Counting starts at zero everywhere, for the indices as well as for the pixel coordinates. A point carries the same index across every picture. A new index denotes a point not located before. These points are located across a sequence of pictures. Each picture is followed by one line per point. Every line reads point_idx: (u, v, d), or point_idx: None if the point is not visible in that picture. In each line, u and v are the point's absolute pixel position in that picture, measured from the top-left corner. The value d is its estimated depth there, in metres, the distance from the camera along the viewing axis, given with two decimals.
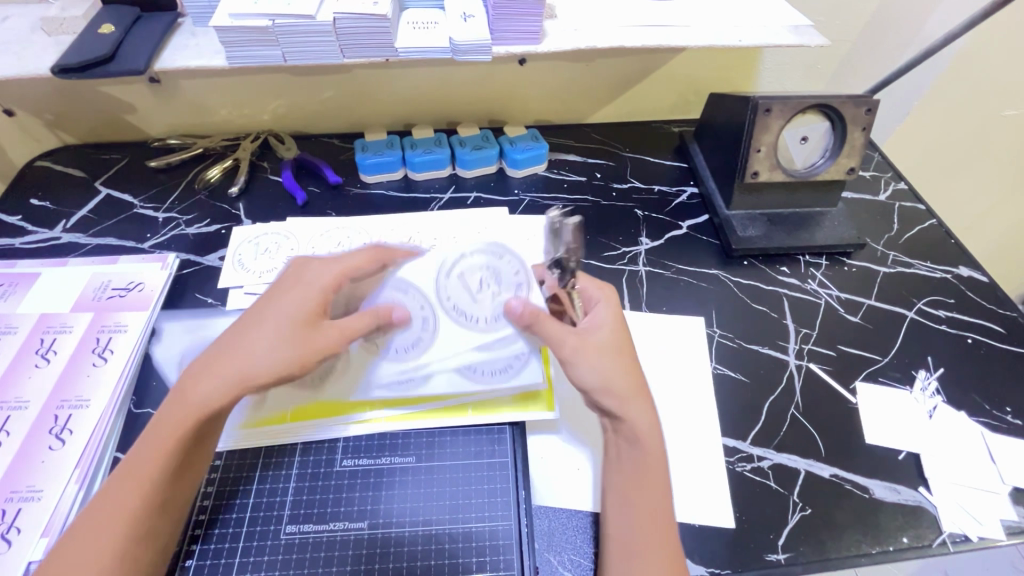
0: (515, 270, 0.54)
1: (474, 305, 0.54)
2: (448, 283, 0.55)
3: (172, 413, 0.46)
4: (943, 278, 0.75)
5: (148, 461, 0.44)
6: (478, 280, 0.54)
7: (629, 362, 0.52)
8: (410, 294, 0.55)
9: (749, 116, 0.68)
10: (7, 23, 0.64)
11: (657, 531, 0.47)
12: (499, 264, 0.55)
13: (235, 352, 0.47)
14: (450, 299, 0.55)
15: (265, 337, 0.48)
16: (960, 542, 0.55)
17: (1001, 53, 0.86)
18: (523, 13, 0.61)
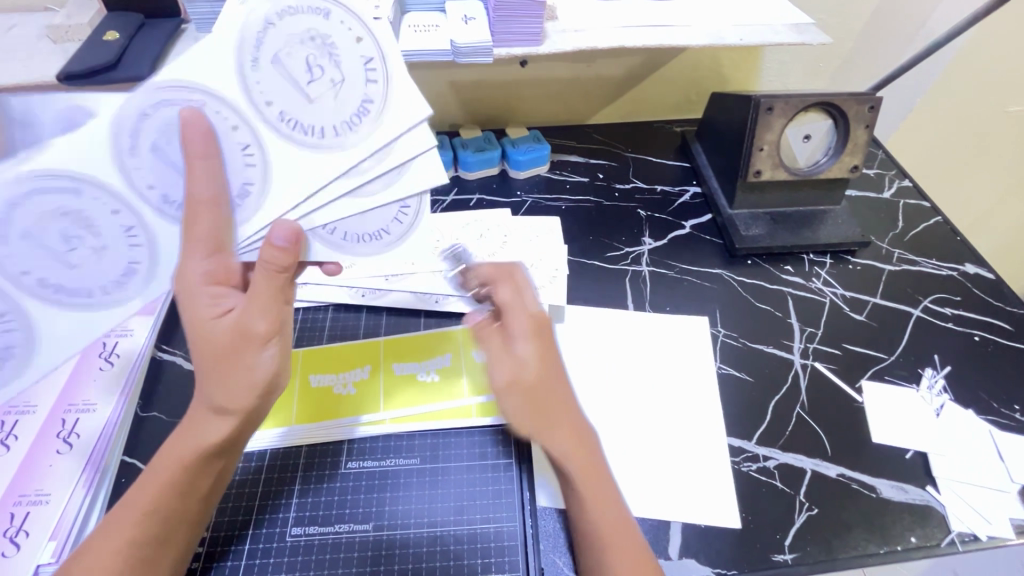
0: (353, 31, 0.42)
1: (314, 110, 0.42)
2: (138, 165, 0.41)
3: (168, 454, 0.45)
4: (949, 275, 0.74)
5: (141, 496, 0.44)
6: (307, 62, 0.42)
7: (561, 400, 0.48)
8: (84, 196, 0.41)
9: (752, 114, 0.68)
10: (14, 31, 0.65)
11: (632, 551, 0.45)
12: (327, 31, 0.41)
13: (203, 377, 0.44)
14: (265, 103, 0.42)
15: (220, 365, 0.43)
16: (969, 541, 0.54)
17: (1004, 49, 0.86)
18: (523, 15, 0.61)
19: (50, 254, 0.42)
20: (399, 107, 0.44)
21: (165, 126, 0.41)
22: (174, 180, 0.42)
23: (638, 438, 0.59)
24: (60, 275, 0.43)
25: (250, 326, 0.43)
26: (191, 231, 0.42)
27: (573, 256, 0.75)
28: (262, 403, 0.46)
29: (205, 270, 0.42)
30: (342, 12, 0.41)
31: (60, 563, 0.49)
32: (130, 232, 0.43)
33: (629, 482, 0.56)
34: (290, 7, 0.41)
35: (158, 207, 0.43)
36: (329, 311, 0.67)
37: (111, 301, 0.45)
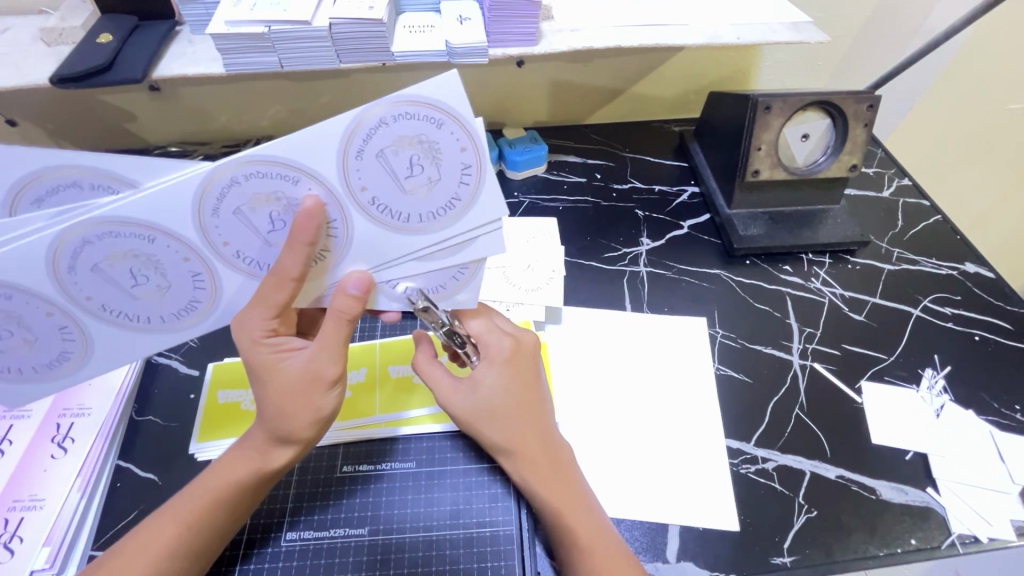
0: (461, 140, 0.40)
1: (404, 201, 0.41)
2: (219, 225, 0.40)
3: (224, 467, 0.47)
4: (948, 274, 0.74)
5: (192, 502, 0.45)
6: (410, 160, 0.40)
7: (523, 417, 0.50)
8: (157, 244, 0.40)
9: (749, 114, 0.68)
10: (8, 34, 0.65)
11: (612, 557, 0.46)
12: (436, 138, 0.39)
13: (266, 409, 0.46)
14: (360, 188, 0.40)
15: (279, 402, 0.45)
16: (969, 543, 0.54)
17: (1005, 46, 0.85)
18: (518, 14, 0.61)
19: (113, 284, 0.42)
20: (482, 211, 0.43)
21: (251, 196, 0.40)
22: (251, 240, 0.42)
23: (639, 441, 0.59)
24: (121, 300, 0.43)
25: (320, 371, 0.45)
26: (266, 291, 0.42)
27: (571, 256, 0.75)
28: (319, 435, 0.49)
29: (269, 324, 0.43)
30: (455, 122, 0.39)
31: (54, 569, 0.48)
32: (197, 277, 0.43)
33: (626, 484, 0.56)
34: (407, 108, 0.38)
35: (231, 259, 0.43)
36: None
37: (165, 328, 0.45)
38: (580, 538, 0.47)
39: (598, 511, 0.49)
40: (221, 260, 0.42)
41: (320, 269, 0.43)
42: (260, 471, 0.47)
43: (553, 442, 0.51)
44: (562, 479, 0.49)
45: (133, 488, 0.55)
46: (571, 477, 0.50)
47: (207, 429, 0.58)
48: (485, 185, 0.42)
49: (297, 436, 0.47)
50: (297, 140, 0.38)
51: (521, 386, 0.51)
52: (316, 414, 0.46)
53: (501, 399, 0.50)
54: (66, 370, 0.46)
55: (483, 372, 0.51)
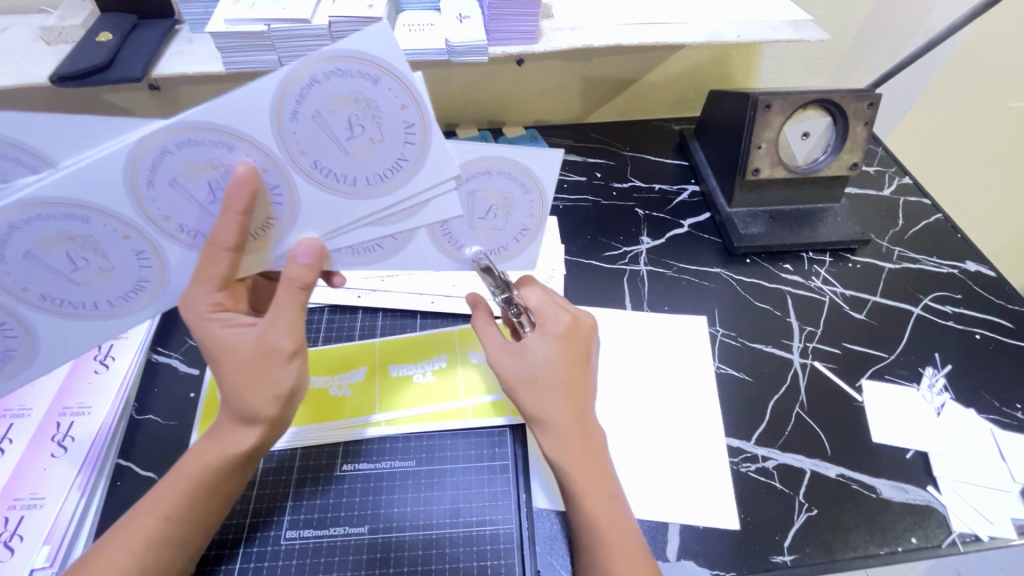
0: (400, 96, 0.38)
1: (347, 162, 0.41)
2: (156, 198, 0.40)
3: (195, 456, 0.46)
4: (950, 273, 0.74)
5: (166, 493, 0.45)
6: (349, 120, 0.39)
7: (564, 398, 0.48)
8: (92, 224, 0.40)
9: (749, 113, 0.68)
10: (8, 33, 0.65)
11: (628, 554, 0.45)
12: (374, 95, 0.38)
13: (226, 389, 0.44)
14: (300, 151, 0.40)
15: (238, 379, 0.44)
16: (970, 541, 0.54)
17: (1006, 44, 0.85)
18: (518, 13, 0.61)
19: (60, 268, 0.43)
20: (430, 170, 0.42)
21: (187, 165, 0.40)
22: (191, 211, 0.42)
23: (638, 440, 0.59)
24: (70, 284, 0.44)
25: (275, 343, 0.44)
26: (206, 263, 0.42)
27: (571, 255, 0.75)
28: (289, 413, 0.47)
29: (217, 297, 0.43)
30: (391, 77, 0.38)
31: (54, 568, 0.49)
32: (141, 257, 0.44)
33: (627, 483, 0.56)
34: (339, 64, 0.37)
35: (174, 233, 0.43)
36: (325, 312, 0.66)
37: (117, 309, 0.46)
38: (605, 528, 0.46)
39: (622, 500, 0.49)
40: (164, 235, 0.43)
41: (262, 242, 0.44)
42: (228, 453, 0.45)
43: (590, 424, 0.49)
44: (594, 459, 0.48)
45: (133, 487, 0.55)
46: (605, 465, 0.49)
47: (207, 427, 0.58)
48: (433, 141, 0.41)
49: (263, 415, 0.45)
50: (230, 104, 0.37)
51: (569, 368, 0.49)
52: (279, 389, 0.44)
53: (547, 371, 0.48)
54: (19, 362, 0.47)
55: (535, 341, 0.50)
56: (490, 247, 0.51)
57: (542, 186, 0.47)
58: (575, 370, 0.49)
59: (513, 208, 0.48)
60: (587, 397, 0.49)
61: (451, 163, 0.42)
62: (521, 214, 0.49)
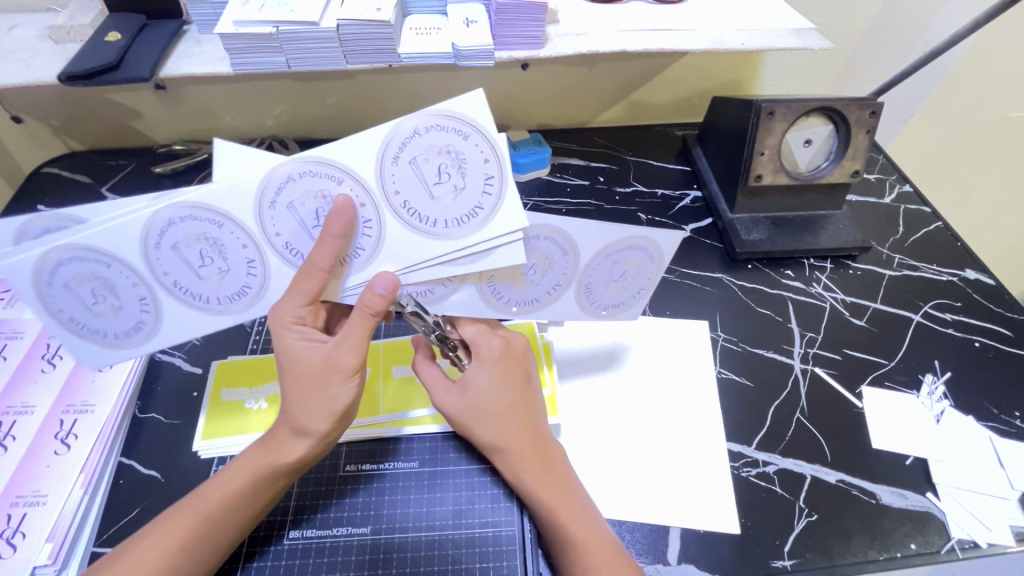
0: (484, 152, 0.44)
1: (431, 206, 0.45)
2: (275, 216, 0.45)
3: (248, 458, 0.48)
4: (949, 281, 0.74)
5: (215, 491, 0.46)
6: (438, 169, 0.44)
7: (516, 419, 0.51)
8: (225, 229, 0.44)
9: (753, 120, 0.68)
10: (16, 31, 0.65)
11: (610, 558, 0.46)
12: (463, 149, 0.44)
13: (290, 399, 0.47)
14: (393, 193, 0.45)
15: (304, 392, 0.46)
16: (969, 548, 0.54)
17: (1006, 55, 0.86)
18: (525, 19, 0.61)
19: (185, 264, 0.46)
20: (501, 221, 0.46)
21: (304, 193, 0.44)
22: (299, 232, 0.46)
23: (640, 444, 0.59)
24: (188, 280, 0.47)
25: (339, 361, 0.46)
26: (299, 279, 0.45)
27: None
28: (338, 432, 0.49)
29: (301, 311, 0.46)
30: (479, 135, 0.43)
31: (56, 565, 0.48)
32: (250, 264, 0.47)
33: (629, 486, 0.56)
34: (437, 119, 0.43)
35: (280, 250, 0.47)
36: None
37: (217, 311, 0.49)
38: (576, 538, 0.47)
39: (592, 510, 0.50)
40: (271, 250, 0.46)
41: (347, 269, 0.47)
42: (277, 462, 0.47)
43: (545, 438, 0.52)
44: (553, 476, 0.50)
45: (136, 485, 0.55)
46: (567, 479, 0.50)
47: (212, 426, 0.58)
48: (506, 193, 0.46)
49: (313, 429, 0.47)
50: (346, 145, 0.43)
51: (520, 387, 0.52)
52: (333, 407, 0.47)
53: (489, 397, 0.51)
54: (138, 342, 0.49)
55: (474, 373, 0.52)
56: (525, 301, 0.53)
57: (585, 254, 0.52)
58: (520, 396, 0.52)
59: (550, 269, 0.52)
60: (536, 421, 0.52)
61: (522, 215, 0.46)
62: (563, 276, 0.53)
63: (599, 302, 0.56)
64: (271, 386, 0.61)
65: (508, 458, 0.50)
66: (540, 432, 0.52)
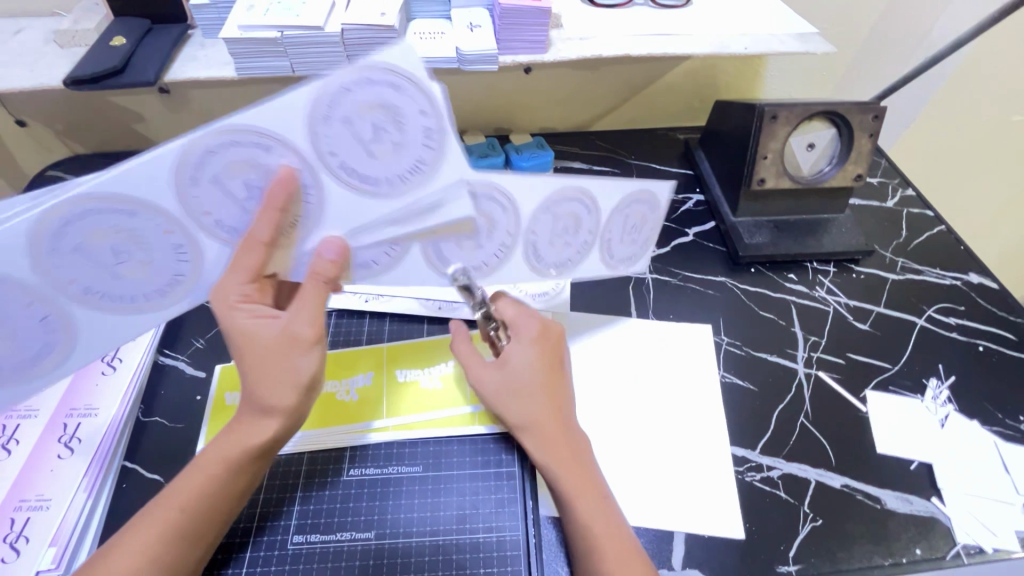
0: (420, 104, 0.42)
1: (372, 164, 0.44)
2: (198, 193, 0.43)
3: (215, 445, 0.47)
4: (952, 284, 0.74)
5: (183, 485, 0.46)
6: (374, 125, 0.42)
7: (548, 400, 0.51)
8: (143, 218, 0.43)
9: (756, 124, 0.68)
10: (21, 35, 0.65)
11: (622, 552, 0.46)
12: (397, 103, 0.41)
13: (246, 379, 0.46)
14: (328, 154, 0.43)
15: (259, 369, 0.45)
16: (975, 553, 0.54)
17: (1009, 59, 0.86)
18: (528, 23, 0.62)
19: (123, 253, 0.45)
20: (447, 175, 0.46)
21: (228, 164, 0.42)
22: (228, 206, 0.44)
23: (644, 448, 0.59)
24: (110, 275, 0.45)
25: (296, 332, 0.45)
26: (240, 254, 0.45)
27: None
28: (306, 405, 0.48)
29: (246, 290, 0.45)
30: (413, 86, 0.41)
31: (60, 570, 0.48)
32: (180, 249, 0.46)
33: (633, 491, 0.56)
34: (367, 72, 0.40)
35: (210, 228, 0.45)
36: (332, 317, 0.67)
37: (150, 301, 0.48)
38: (592, 530, 0.47)
39: (612, 503, 0.49)
40: (202, 231, 0.45)
41: (289, 239, 0.46)
42: (246, 446, 0.47)
43: (569, 421, 0.52)
44: (577, 459, 0.50)
45: (139, 489, 0.55)
46: (591, 466, 0.50)
47: (215, 431, 0.58)
48: (448, 149, 0.44)
49: (273, 404, 0.46)
50: (269, 107, 0.40)
51: (554, 369, 0.53)
52: (292, 376, 0.45)
53: (525, 375, 0.51)
54: (173, 298, 0.48)
55: (514, 349, 0.52)
56: (560, 263, 0.60)
57: (599, 204, 0.56)
58: (557, 378, 0.52)
59: (493, 230, 0.53)
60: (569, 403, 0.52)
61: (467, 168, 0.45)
62: (585, 230, 0.58)
63: (619, 254, 0.63)
64: None
65: (535, 438, 0.50)
66: (571, 415, 0.52)
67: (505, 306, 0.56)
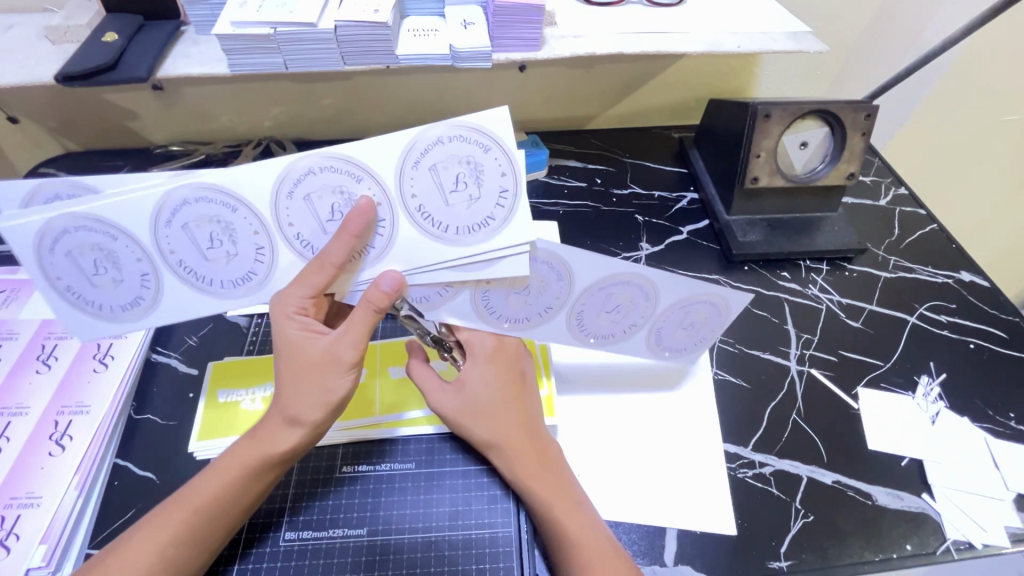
0: (502, 166, 0.45)
1: (446, 212, 0.46)
2: (290, 207, 0.46)
3: (243, 446, 0.48)
4: (944, 283, 0.75)
5: (210, 482, 0.46)
6: (456, 178, 0.45)
7: (513, 419, 0.52)
8: (237, 214, 0.45)
9: (749, 122, 0.68)
10: (12, 31, 0.65)
11: (604, 554, 0.46)
12: (481, 160, 0.45)
13: (286, 388, 0.47)
14: (409, 196, 0.45)
15: (305, 385, 0.47)
16: (964, 549, 0.54)
17: (1001, 58, 0.86)
18: (522, 21, 0.62)
19: (194, 244, 0.46)
20: (512, 233, 0.47)
21: (321, 189, 0.45)
22: (312, 225, 0.46)
23: (637, 445, 0.59)
24: (195, 260, 0.47)
25: (339, 354, 0.46)
26: (309, 271, 0.45)
27: None
28: (332, 422, 0.50)
29: (303, 302, 0.46)
30: (500, 149, 0.44)
31: (50, 567, 0.48)
32: (259, 251, 0.47)
33: (626, 488, 0.56)
34: (461, 132, 0.44)
35: (290, 240, 0.47)
36: None
37: (219, 294, 0.49)
38: (574, 532, 0.47)
39: (592, 509, 0.50)
40: (283, 241, 0.47)
41: (354, 265, 0.47)
42: (274, 453, 0.47)
43: (543, 439, 0.53)
44: (549, 470, 0.51)
45: (131, 487, 0.55)
46: (564, 475, 0.51)
47: (207, 427, 0.58)
48: (519, 207, 0.46)
49: (310, 419, 0.47)
50: (370, 144, 0.44)
51: (514, 387, 0.54)
52: (329, 398, 0.47)
53: (484, 395, 0.52)
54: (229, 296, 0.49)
55: (471, 370, 0.53)
56: (602, 335, 0.59)
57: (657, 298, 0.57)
58: (517, 396, 0.53)
59: (545, 290, 0.54)
60: (533, 419, 0.53)
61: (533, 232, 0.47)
62: (637, 314, 0.58)
63: (662, 342, 0.62)
64: (267, 387, 0.61)
65: (502, 457, 0.51)
66: (538, 430, 0.53)
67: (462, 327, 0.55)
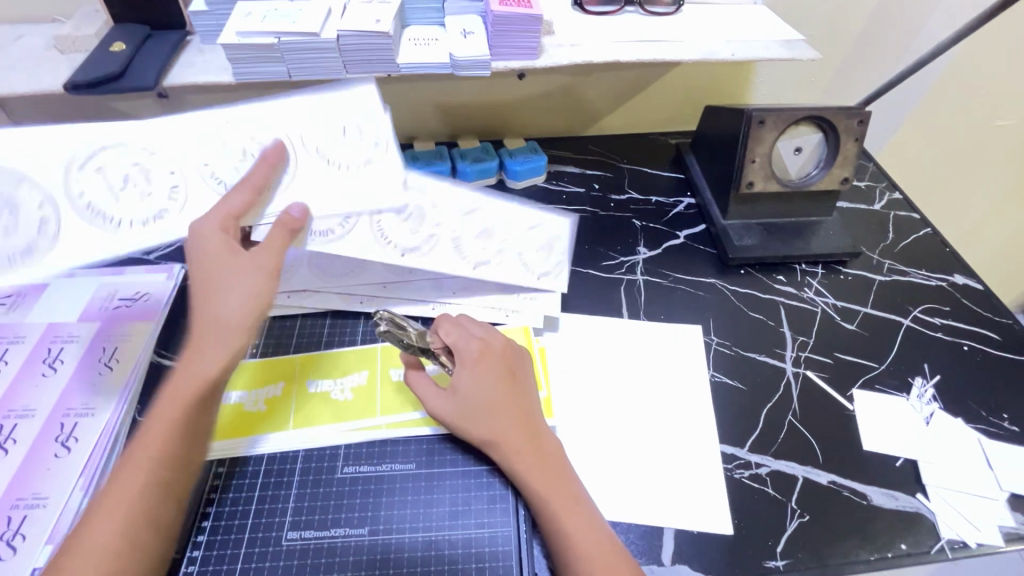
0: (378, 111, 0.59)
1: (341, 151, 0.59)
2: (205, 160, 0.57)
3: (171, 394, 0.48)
4: (938, 286, 0.76)
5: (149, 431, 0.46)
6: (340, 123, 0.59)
7: (505, 416, 0.53)
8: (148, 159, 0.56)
9: (743, 129, 0.70)
10: (21, 41, 0.66)
11: (603, 554, 0.47)
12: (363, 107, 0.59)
13: (206, 309, 0.49)
14: (303, 142, 0.58)
15: (226, 298, 0.49)
16: (958, 548, 0.55)
17: (992, 65, 0.88)
18: (520, 30, 0.63)
19: (107, 187, 0.56)
20: (391, 166, 0.61)
21: (233, 140, 0.57)
22: (227, 174, 0.57)
23: (635, 446, 0.60)
24: (105, 201, 0.56)
25: (259, 263, 0.51)
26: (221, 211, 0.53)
27: None
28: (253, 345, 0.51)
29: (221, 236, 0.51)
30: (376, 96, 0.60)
31: None
32: (173, 189, 0.57)
33: (623, 488, 0.57)
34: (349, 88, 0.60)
35: (205, 181, 0.57)
36: (328, 318, 0.68)
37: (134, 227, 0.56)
38: (570, 531, 0.48)
39: (593, 509, 0.50)
40: (196, 178, 0.57)
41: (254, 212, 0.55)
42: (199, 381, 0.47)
43: (540, 433, 0.53)
44: (548, 467, 0.51)
45: None
46: (562, 471, 0.52)
47: None
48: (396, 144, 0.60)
49: (232, 328, 0.49)
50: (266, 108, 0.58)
51: (503, 384, 0.55)
52: (254, 304, 0.50)
53: (476, 399, 0.53)
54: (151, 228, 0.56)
55: (461, 376, 0.55)
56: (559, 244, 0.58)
57: None
58: (508, 393, 0.54)
59: None
60: (528, 415, 0.54)
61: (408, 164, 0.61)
62: None
63: None
64: (271, 389, 0.61)
65: (497, 455, 0.53)
66: (533, 424, 0.54)
67: (444, 330, 0.58)
